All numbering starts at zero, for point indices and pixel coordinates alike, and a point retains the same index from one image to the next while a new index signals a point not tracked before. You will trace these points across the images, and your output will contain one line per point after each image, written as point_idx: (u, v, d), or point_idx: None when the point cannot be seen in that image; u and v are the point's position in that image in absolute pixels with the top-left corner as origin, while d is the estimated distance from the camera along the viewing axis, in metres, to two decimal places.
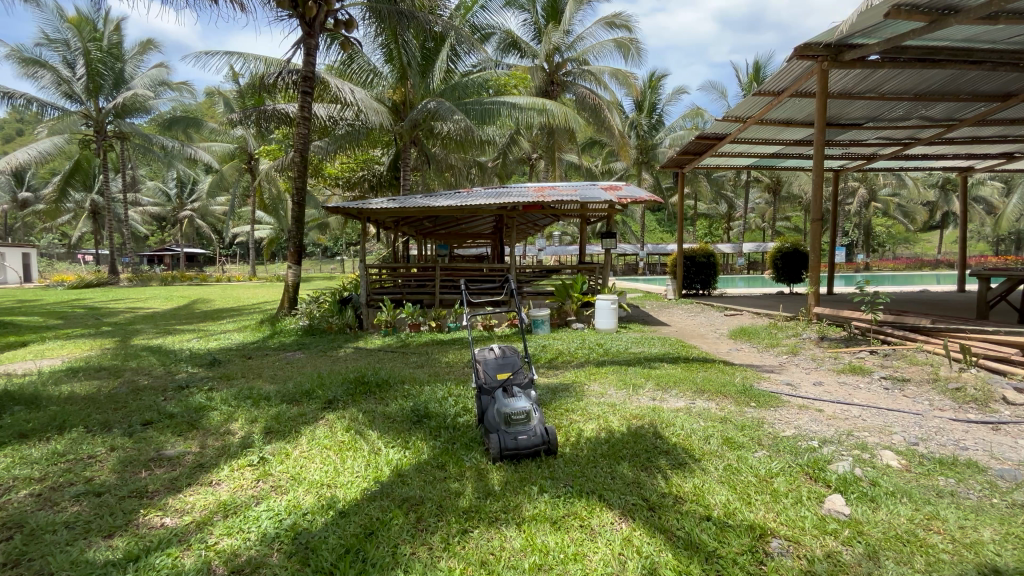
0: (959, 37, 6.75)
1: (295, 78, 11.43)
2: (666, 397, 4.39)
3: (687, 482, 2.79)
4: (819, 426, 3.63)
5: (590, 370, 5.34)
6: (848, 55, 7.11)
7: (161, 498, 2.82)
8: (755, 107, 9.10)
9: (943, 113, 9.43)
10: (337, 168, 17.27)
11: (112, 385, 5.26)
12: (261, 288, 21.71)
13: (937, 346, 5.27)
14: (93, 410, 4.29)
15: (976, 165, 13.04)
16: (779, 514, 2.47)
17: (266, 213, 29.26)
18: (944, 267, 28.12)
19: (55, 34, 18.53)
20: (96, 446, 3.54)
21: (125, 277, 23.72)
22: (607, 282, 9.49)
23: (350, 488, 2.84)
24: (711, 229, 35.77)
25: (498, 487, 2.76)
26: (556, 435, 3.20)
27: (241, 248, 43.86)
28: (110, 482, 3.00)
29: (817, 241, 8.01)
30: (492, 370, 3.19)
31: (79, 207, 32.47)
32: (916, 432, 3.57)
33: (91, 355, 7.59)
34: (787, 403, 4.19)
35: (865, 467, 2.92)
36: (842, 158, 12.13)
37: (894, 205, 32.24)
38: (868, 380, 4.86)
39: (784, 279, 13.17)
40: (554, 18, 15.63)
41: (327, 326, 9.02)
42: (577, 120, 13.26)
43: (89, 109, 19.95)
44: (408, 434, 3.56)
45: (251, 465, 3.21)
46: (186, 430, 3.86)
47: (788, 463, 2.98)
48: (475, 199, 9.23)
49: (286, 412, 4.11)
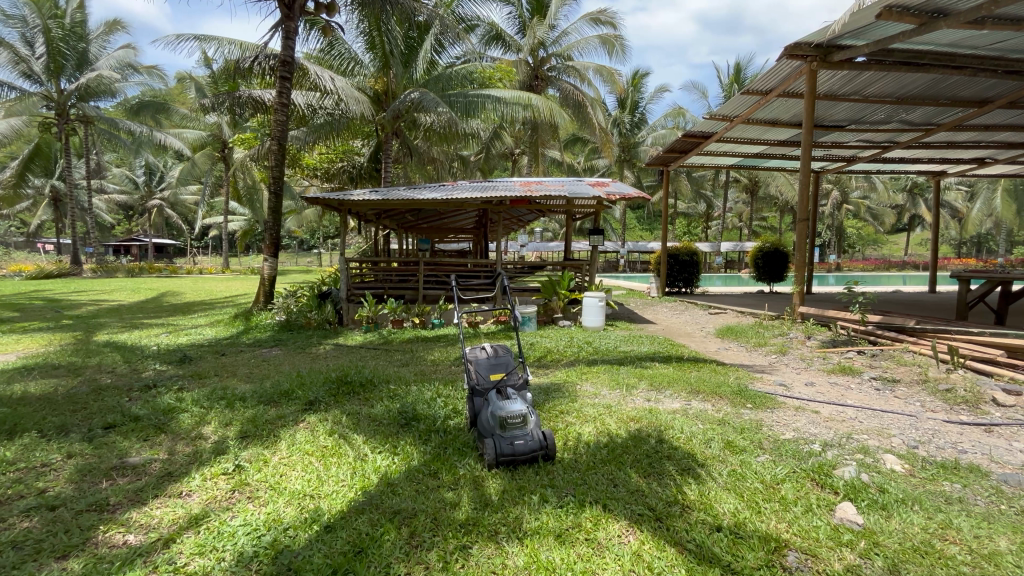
0: (944, 41, 6.82)
1: (272, 63, 10.89)
2: (662, 398, 4.29)
3: (693, 490, 2.67)
4: (819, 429, 3.55)
5: (581, 369, 5.23)
6: (837, 56, 7.13)
7: (124, 512, 2.58)
8: (742, 106, 9.11)
9: (922, 117, 9.56)
10: (314, 158, 16.74)
11: (71, 384, 4.91)
12: (238, 288, 17.65)
13: (923, 347, 5.29)
14: (48, 412, 3.96)
15: (948, 170, 13.41)
16: (790, 524, 2.37)
17: (240, 205, 28.37)
18: (911, 268, 29.00)
19: (13, 9, 17.39)
20: (50, 453, 3.25)
21: (88, 268, 22.65)
22: (593, 278, 9.25)
23: (335, 500, 2.63)
24: (690, 228, 36.21)
25: (496, 497, 2.60)
26: (554, 440, 3.05)
27: (214, 240, 42.78)
28: (66, 494, 2.75)
29: (802, 240, 8.02)
30: (485, 372, 3.09)
31: (39, 193, 31.02)
32: (913, 434, 3.50)
33: (50, 351, 7.17)
34: (783, 405, 4.11)
35: (871, 473, 2.83)
36: (823, 159, 12.27)
37: (864, 207, 33.16)
38: (859, 380, 4.84)
39: (765, 279, 13.33)
40: (539, 11, 15.41)
41: (305, 322, 8.64)
42: (562, 116, 13.17)
43: (50, 91, 19.00)
44: (396, 438, 3.37)
45: (225, 473, 2.96)
46: (152, 434, 3.58)
47: (793, 469, 2.88)
48: (461, 192, 9.01)
49: (264, 414, 3.86)
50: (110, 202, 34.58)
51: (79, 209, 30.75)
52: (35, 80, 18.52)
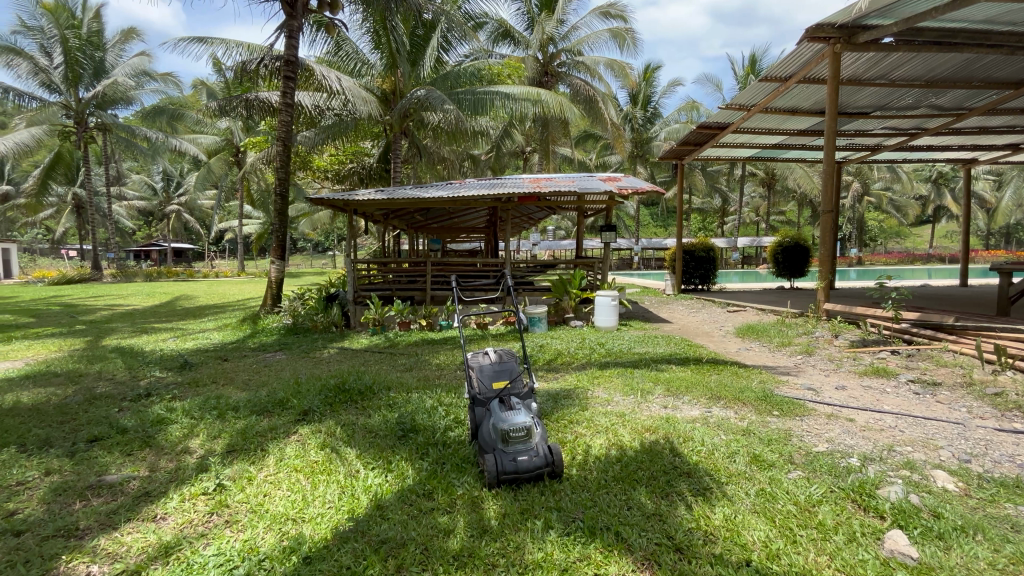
0: (978, 18, 6.37)
1: (278, 65, 10.78)
2: (679, 405, 3.97)
3: (716, 512, 2.38)
4: (856, 440, 3.21)
5: (593, 373, 4.93)
6: (862, 37, 6.72)
7: (90, 539, 2.37)
8: (760, 94, 8.68)
9: (952, 101, 9.05)
10: (325, 160, 16.61)
11: (65, 394, 4.76)
12: (249, 288, 18.99)
13: (965, 346, 4.90)
14: (35, 425, 3.80)
15: (978, 158, 12.78)
16: (832, 557, 2.06)
17: (255, 208, 28.60)
18: (936, 261, 28.07)
19: (31, 20, 17.72)
20: (27, 470, 3.07)
21: (108, 273, 22.98)
22: (605, 277, 8.92)
23: (320, 525, 2.40)
24: (705, 224, 35.57)
25: (495, 523, 2.34)
26: (560, 455, 2.76)
27: (231, 245, 43.47)
28: (34, 517, 2.55)
29: (826, 233, 7.60)
30: (487, 379, 2.77)
31: (62, 200, 31.69)
32: (964, 446, 3.13)
33: (56, 357, 7.14)
34: (813, 412, 3.77)
35: (921, 493, 2.48)
36: (845, 148, 11.77)
37: (886, 199, 32.17)
38: (895, 383, 4.47)
39: (785, 274, 12.85)
40: (548, 6, 15.11)
41: (311, 325, 8.50)
42: (572, 110, 12.76)
43: (69, 100, 19.11)
44: (392, 452, 3.12)
45: (205, 493, 2.74)
46: (136, 448, 3.38)
47: (829, 488, 2.56)
48: (469, 190, 8.74)
49: (255, 426, 3.64)
50: (130, 208, 35.28)
51: (100, 214, 31.28)
52: (54, 89, 18.67)
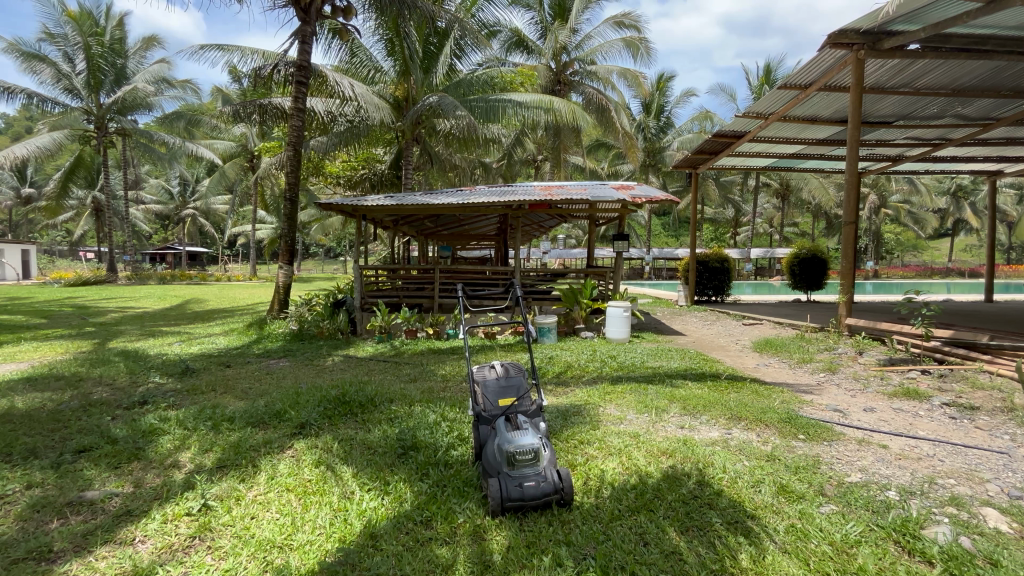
0: (1010, 24, 6.12)
1: (290, 69, 10.71)
2: (698, 426, 3.73)
3: (744, 552, 2.15)
4: (892, 470, 2.96)
5: (605, 389, 4.68)
6: (887, 44, 6.46)
7: (62, 564, 2.19)
8: (778, 102, 8.45)
9: (979, 110, 8.76)
10: (337, 166, 16.68)
11: (61, 400, 4.61)
12: (257, 288, 21.34)
13: (1003, 367, 4.63)
14: (24, 433, 3.67)
15: (1004, 170, 12.41)
16: None
17: (267, 211, 28.86)
18: (956, 275, 27.43)
19: (56, 28, 18.03)
20: (9, 482, 2.92)
21: (123, 275, 23.21)
22: (617, 287, 8.72)
23: (308, 554, 2.20)
24: (718, 234, 35.13)
25: (497, 558, 2.13)
26: (571, 481, 2.53)
27: (245, 249, 43.97)
28: (7, 537, 2.38)
29: (848, 245, 7.34)
30: (494, 396, 2.57)
31: (81, 203, 32.19)
32: (1013, 480, 2.86)
33: (62, 359, 7.06)
34: (842, 437, 3.50)
35: (971, 535, 2.24)
36: (865, 158, 11.48)
37: (905, 212, 31.53)
38: (928, 407, 4.18)
39: (802, 286, 12.51)
40: (561, 16, 15.06)
41: (317, 331, 8.32)
42: (585, 118, 12.60)
43: (90, 105, 19.42)
44: (390, 471, 2.93)
45: (189, 514, 2.56)
46: (124, 461, 3.22)
47: (868, 526, 2.32)
48: (479, 197, 8.56)
49: (249, 439, 3.47)
50: (148, 211, 35.75)
51: (117, 217, 31.70)
52: (76, 95, 18.93)
